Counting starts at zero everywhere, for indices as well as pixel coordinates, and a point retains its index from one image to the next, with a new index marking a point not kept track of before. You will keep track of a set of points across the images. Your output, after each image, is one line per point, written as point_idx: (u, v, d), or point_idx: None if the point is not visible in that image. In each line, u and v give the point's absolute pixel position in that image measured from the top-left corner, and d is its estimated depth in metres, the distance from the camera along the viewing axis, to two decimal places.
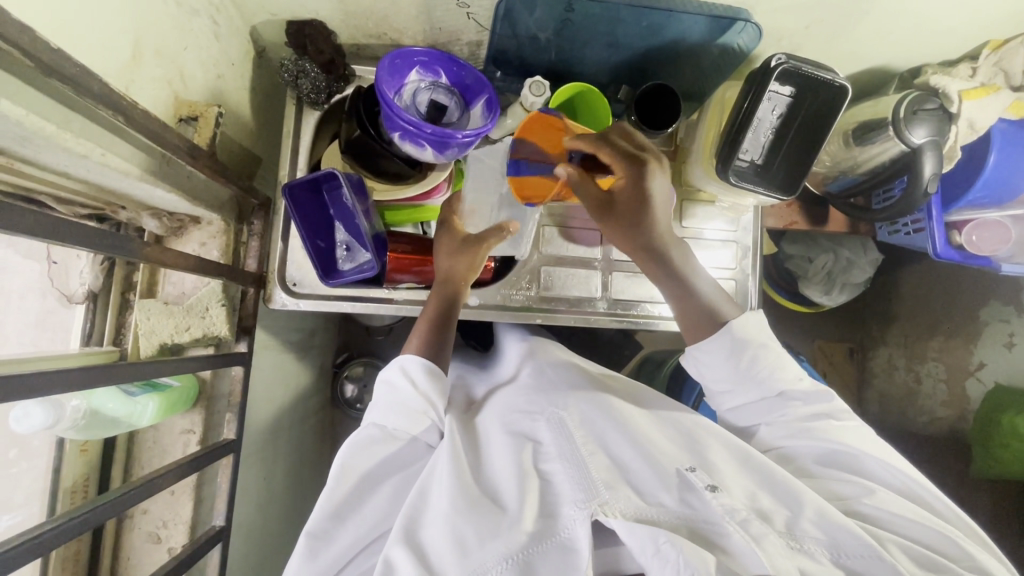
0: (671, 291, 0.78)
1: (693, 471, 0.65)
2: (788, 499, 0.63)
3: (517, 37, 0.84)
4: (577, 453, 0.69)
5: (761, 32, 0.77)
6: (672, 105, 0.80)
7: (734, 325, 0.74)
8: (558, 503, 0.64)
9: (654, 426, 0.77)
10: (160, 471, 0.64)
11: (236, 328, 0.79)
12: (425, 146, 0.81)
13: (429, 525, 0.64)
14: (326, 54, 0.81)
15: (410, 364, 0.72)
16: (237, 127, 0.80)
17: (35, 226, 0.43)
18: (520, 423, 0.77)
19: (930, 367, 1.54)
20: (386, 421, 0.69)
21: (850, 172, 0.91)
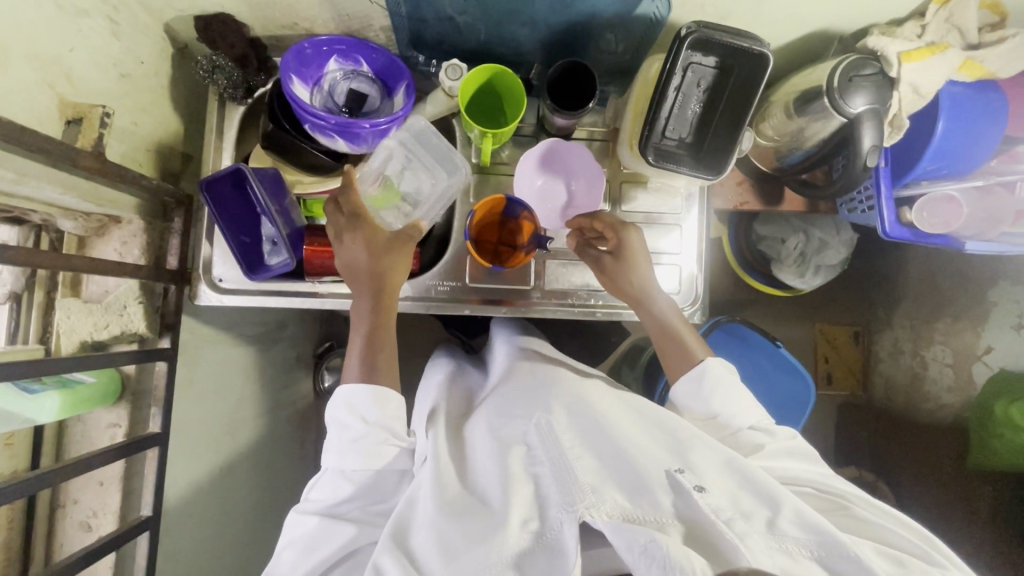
0: (650, 323, 0.87)
1: (681, 471, 0.64)
2: (767, 497, 0.62)
3: (428, 19, 0.81)
4: (563, 456, 0.68)
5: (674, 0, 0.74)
6: (587, 82, 0.77)
7: (709, 363, 0.83)
8: (544, 501, 0.66)
9: (641, 426, 0.75)
10: (74, 462, 0.68)
11: (158, 325, 0.81)
12: (335, 137, 0.81)
13: (417, 532, 0.67)
14: (238, 48, 0.81)
15: (356, 399, 0.75)
16: (152, 127, 0.81)
17: None
18: (508, 427, 0.77)
19: (936, 352, 1.44)
20: (344, 465, 0.73)
21: (799, 147, 0.84)
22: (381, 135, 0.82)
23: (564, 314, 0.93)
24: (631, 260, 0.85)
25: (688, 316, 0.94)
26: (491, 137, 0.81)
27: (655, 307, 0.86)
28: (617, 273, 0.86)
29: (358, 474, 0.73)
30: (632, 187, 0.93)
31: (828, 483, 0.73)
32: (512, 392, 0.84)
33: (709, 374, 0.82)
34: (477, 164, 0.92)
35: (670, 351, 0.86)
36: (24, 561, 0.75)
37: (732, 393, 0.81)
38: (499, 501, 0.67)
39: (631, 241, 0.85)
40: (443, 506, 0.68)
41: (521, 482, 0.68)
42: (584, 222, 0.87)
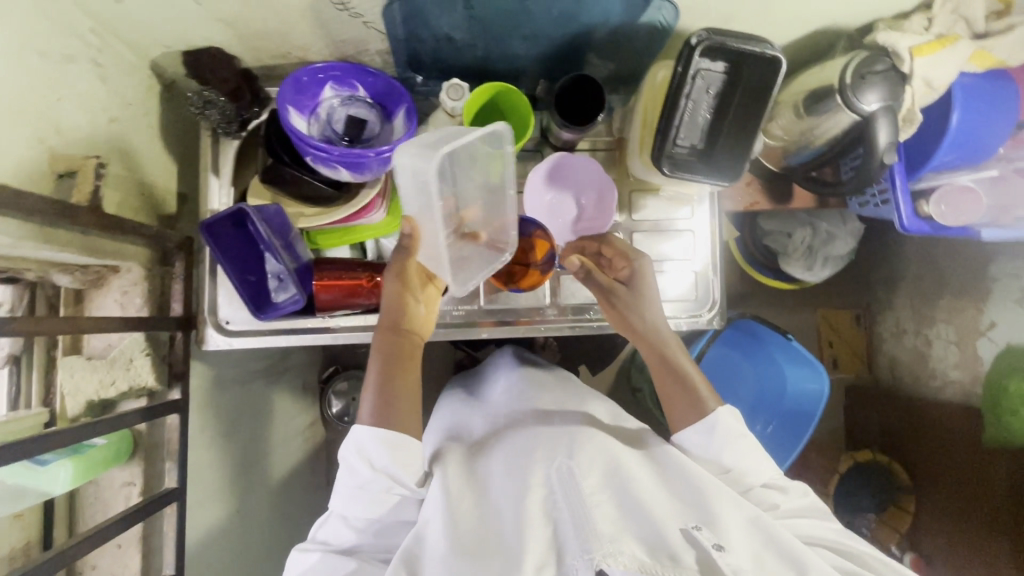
0: (656, 366, 0.81)
1: (698, 529, 0.65)
2: (789, 560, 0.65)
3: (426, 40, 0.78)
4: (584, 501, 0.66)
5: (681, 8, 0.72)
6: (595, 94, 0.75)
7: (721, 415, 0.76)
8: (560, 548, 0.64)
9: (661, 476, 0.74)
10: (96, 530, 0.65)
11: (167, 376, 0.78)
12: (339, 167, 0.78)
13: (427, 569, 0.64)
14: (231, 81, 0.79)
15: (365, 440, 0.69)
16: (145, 170, 0.77)
17: None
18: (526, 465, 0.72)
19: (940, 330, 1.45)
20: (347, 510, 0.71)
21: (809, 145, 0.83)
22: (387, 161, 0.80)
23: (582, 329, 0.92)
24: (643, 292, 0.81)
25: (708, 322, 0.93)
26: None
27: (663, 347, 0.81)
28: (628, 305, 0.82)
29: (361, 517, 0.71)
30: (642, 195, 0.92)
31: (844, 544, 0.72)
32: (532, 430, 0.79)
33: (720, 427, 0.76)
34: None
35: (676, 397, 0.80)
36: None
37: (743, 445, 0.76)
38: (512, 545, 0.64)
39: (642, 271, 0.81)
40: (456, 542, 0.65)
41: (540, 524, 0.66)
42: (593, 245, 0.84)
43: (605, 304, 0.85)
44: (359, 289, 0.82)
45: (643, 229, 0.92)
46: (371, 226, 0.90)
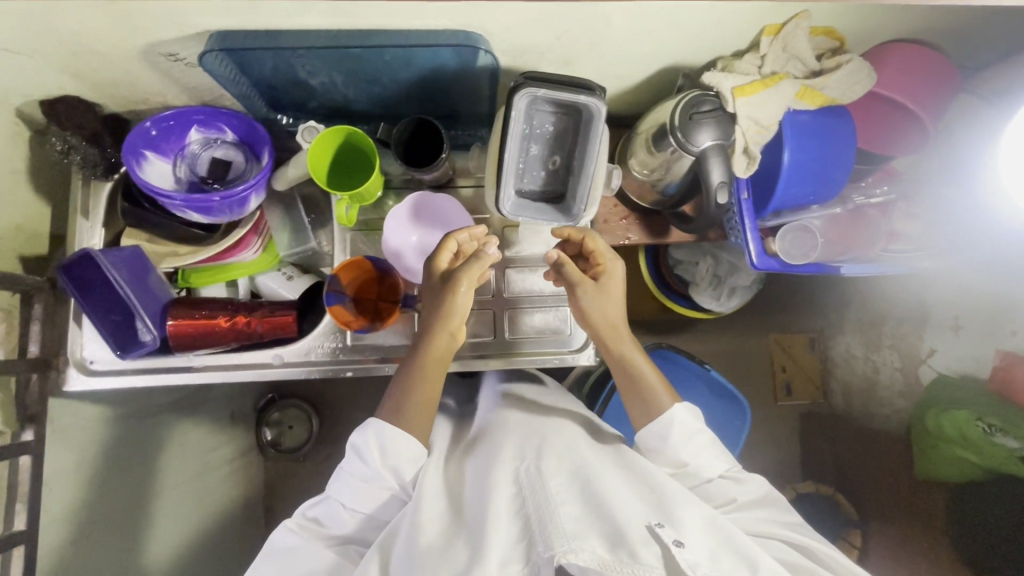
0: (619, 365, 0.81)
1: (661, 524, 0.64)
2: (749, 559, 0.63)
3: (276, 85, 0.79)
4: (549, 503, 0.67)
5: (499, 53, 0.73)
6: (437, 136, 0.76)
7: (677, 414, 0.76)
8: (525, 547, 0.64)
9: (625, 472, 0.73)
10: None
11: (20, 418, 0.78)
12: (189, 210, 0.79)
13: (398, 562, 0.67)
14: (88, 128, 0.81)
15: (372, 440, 0.74)
16: (5, 213, 0.79)
17: None
18: (499, 469, 0.73)
19: (886, 356, 1.35)
20: (346, 500, 0.75)
21: (670, 179, 0.82)
22: (241, 204, 0.81)
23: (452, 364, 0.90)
24: (610, 290, 0.79)
25: (584, 357, 0.92)
26: (348, 197, 0.80)
27: (626, 347, 0.81)
28: (591, 301, 0.79)
29: (355, 507, 0.75)
30: (515, 231, 0.92)
31: (799, 540, 0.72)
32: (511, 433, 0.80)
33: (675, 430, 0.76)
34: (363, 222, 0.91)
35: (634, 398, 0.80)
36: None
37: (699, 443, 0.77)
38: (476, 542, 0.65)
39: (615, 272, 0.80)
40: (429, 544, 0.67)
41: (505, 522, 0.66)
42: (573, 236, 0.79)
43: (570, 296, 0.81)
44: (216, 328, 0.84)
45: (516, 262, 0.93)
46: (243, 264, 0.91)
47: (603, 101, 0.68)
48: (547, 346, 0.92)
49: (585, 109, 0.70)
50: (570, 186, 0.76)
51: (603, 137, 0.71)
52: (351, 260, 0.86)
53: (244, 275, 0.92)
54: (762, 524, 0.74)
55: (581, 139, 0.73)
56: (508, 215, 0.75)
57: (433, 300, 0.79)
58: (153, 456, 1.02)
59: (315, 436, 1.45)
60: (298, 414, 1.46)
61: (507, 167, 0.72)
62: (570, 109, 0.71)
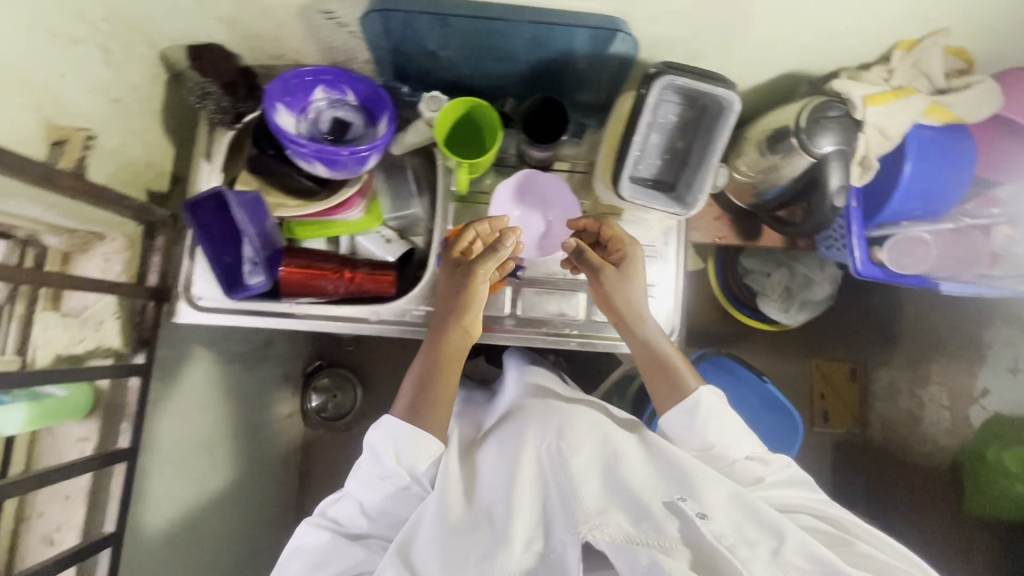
0: (640, 349, 0.85)
1: (684, 498, 0.67)
2: (773, 526, 0.65)
3: (410, 53, 0.83)
4: (571, 482, 0.70)
5: (637, 40, 0.74)
6: (560, 116, 0.78)
7: (701, 389, 0.80)
8: (547, 522, 0.69)
9: (648, 453, 0.75)
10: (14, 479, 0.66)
11: (135, 341, 0.82)
12: (315, 162, 0.82)
13: (423, 545, 0.70)
14: (227, 77, 0.85)
15: (390, 426, 0.76)
16: (142, 147, 0.84)
17: None
18: (519, 445, 0.76)
19: (933, 393, 1.36)
20: (367, 497, 0.76)
21: (776, 181, 0.83)
22: (362, 162, 0.83)
23: (537, 341, 0.93)
24: (631, 274, 0.85)
25: None
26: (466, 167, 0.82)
27: (648, 329, 0.85)
28: (616, 285, 0.85)
29: (380, 505, 0.76)
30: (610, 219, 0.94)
31: (823, 508, 0.75)
32: (526, 412, 0.82)
33: (703, 405, 0.79)
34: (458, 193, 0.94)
35: (660, 379, 0.83)
36: None
37: (724, 422, 0.80)
38: (505, 523, 0.69)
39: (636, 256, 0.86)
40: (460, 521, 0.71)
41: (527, 504, 0.70)
42: (592, 226, 0.88)
43: (594, 281, 0.87)
44: (324, 281, 0.87)
45: None
46: (347, 223, 0.95)
47: (737, 95, 0.70)
48: None
49: (716, 103, 0.72)
50: (689, 178, 0.78)
51: (733, 131, 0.72)
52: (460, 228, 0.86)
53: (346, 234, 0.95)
54: (790, 497, 0.76)
55: (709, 133, 0.75)
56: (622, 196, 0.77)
57: (456, 285, 0.83)
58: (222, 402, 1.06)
59: (360, 405, 1.49)
60: (349, 384, 1.50)
61: (632, 148, 0.75)
62: (700, 101, 0.73)
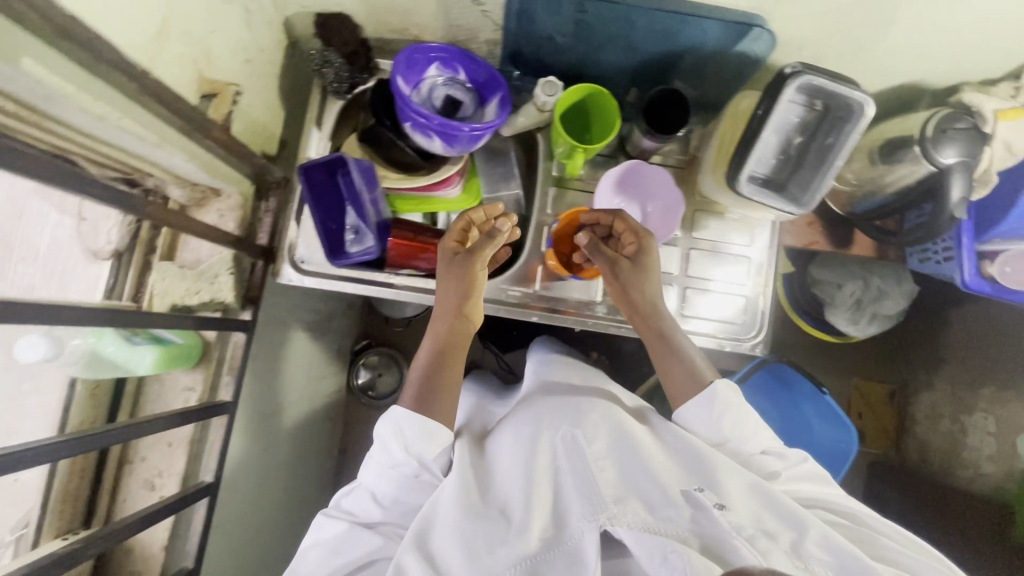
0: (655, 347, 0.83)
1: (701, 489, 0.66)
2: (793, 518, 0.64)
3: (534, 37, 0.84)
4: (588, 470, 0.70)
5: (778, 40, 0.75)
6: (682, 109, 0.79)
7: (716, 386, 0.77)
8: (562, 513, 0.68)
9: (667, 451, 0.75)
10: (97, 430, 0.59)
11: (243, 298, 0.84)
12: (433, 137, 0.83)
13: (439, 533, 0.67)
14: (350, 46, 0.86)
15: (400, 417, 0.73)
16: (263, 110, 0.85)
17: (43, 170, 0.46)
18: (536, 435, 0.76)
19: (979, 420, 1.31)
20: (376, 487, 0.74)
21: (878, 192, 0.88)
22: (477, 140, 0.84)
23: (625, 331, 0.94)
24: (649, 269, 0.82)
25: (748, 348, 0.95)
26: (579, 150, 0.84)
27: (660, 327, 0.83)
28: (632, 281, 0.82)
29: (391, 497, 0.74)
30: (706, 216, 0.95)
31: (843, 505, 0.74)
32: (542, 407, 0.82)
33: (720, 397, 0.77)
34: (557, 178, 0.95)
35: (674, 377, 0.81)
36: (87, 519, 0.76)
37: (743, 416, 0.77)
38: (520, 511, 0.68)
39: (652, 249, 0.83)
40: (476, 506, 0.69)
41: (541, 492, 0.70)
42: (607, 219, 0.85)
43: (608, 277, 0.84)
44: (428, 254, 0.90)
45: (703, 246, 0.95)
46: (446, 200, 0.97)
47: (871, 100, 0.70)
48: (716, 330, 0.94)
49: (844, 107, 0.73)
50: (804, 179, 0.80)
51: (862, 134, 0.72)
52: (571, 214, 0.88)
53: (444, 210, 0.97)
54: (809, 492, 0.75)
55: (834, 134, 0.75)
56: (739, 192, 0.79)
57: (456, 273, 0.81)
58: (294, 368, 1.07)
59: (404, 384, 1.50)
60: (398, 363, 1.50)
61: (756, 146, 0.76)
62: (828, 102, 0.74)
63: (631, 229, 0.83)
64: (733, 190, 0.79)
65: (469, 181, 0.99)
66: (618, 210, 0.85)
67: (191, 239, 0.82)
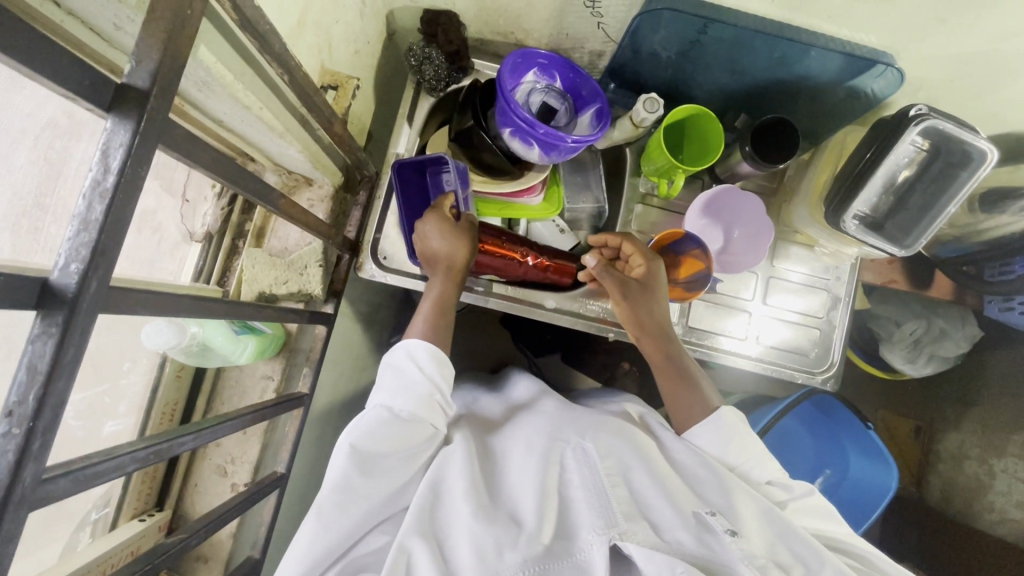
0: (665, 368, 0.77)
1: (712, 513, 0.59)
2: (807, 553, 0.58)
3: (639, 53, 0.82)
4: (599, 482, 0.60)
5: (902, 77, 0.74)
6: (788, 138, 0.80)
7: (725, 410, 0.71)
8: (575, 526, 0.57)
9: (678, 471, 0.66)
10: (209, 422, 0.56)
11: (327, 291, 0.82)
12: (533, 145, 0.80)
13: (445, 529, 0.56)
14: (454, 45, 0.84)
15: (416, 346, 0.65)
16: (364, 102, 0.85)
17: (228, 171, 0.44)
18: (545, 435, 0.66)
19: (1010, 464, 1.19)
20: (393, 402, 0.61)
21: (968, 239, 0.91)
22: (574, 151, 0.81)
23: (694, 354, 0.91)
24: (655, 290, 0.79)
25: (820, 381, 0.93)
26: (678, 170, 0.84)
27: (666, 345, 0.77)
28: (638, 301, 0.78)
29: (407, 416, 0.60)
30: (788, 245, 0.95)
31: (859, 548, 0.66)
32: (551, 411, 0.72)
33: (726, 421, 0.70)
34: (643, 194, 0.95)
35: (682, 393, 0.75)
36: (159, 500, 0.76)
37: (753, 445, 0.70)
38: (531, 512, 0.57)
39: (656, 270, 0.79)
40: (478, 505, 0.57)
41: (551, 495, 0.59)
42: (613, 240, 0.81)
43: (614, 296, 0.79)
44: (513, 262, 0.85)
45: (777, 275, 0.94)
46: (528, 208, 0.93)
47: (995, 148, 0.70)
48: (789, 362, 0.93)
49: (962, 154, 0.73)
50: (907, 221, 0.80)
51: (980, 184, 0.73)
52: (666, 233, 0.85)
53: (526, 218, 0.93)
54: (823, 526, 0.67)
55: (950, 178, 0.75)
56: (843, 229, 0.79)
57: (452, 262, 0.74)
58: (350, 361, 1.05)
59: None
60: None
61: (868, 185, 0.77)
62: (945, 146, 0.73)
63: (633, 248, 0.80)
64: (834, 224, 0.80)
65: (550, 190, 0.94)
66: (626, 233, 0.82)
67: (280, 226, 0.82)
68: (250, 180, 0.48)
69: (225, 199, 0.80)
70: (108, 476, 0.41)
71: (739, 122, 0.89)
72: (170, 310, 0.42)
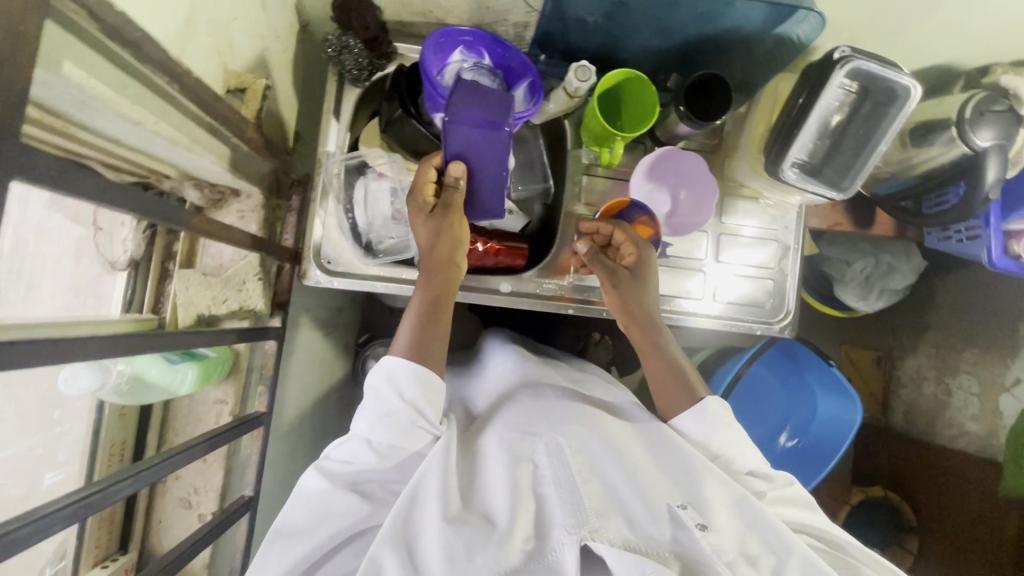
0: (651, 355, 0.76)
1: (683, 506, 0.59)
2: (776, 540, 0.59)
3: (564, 20, 0.80)
4: (573, 480, 0.60)
5: (824, 21, 0.73)
6: (720, 93, 0.79)
7: (709, 400, 0.71)
8: (547, 520, 0.58)
9: (651, 459, 0.66)
10: (164, 454, 0.54)
11: (271, 303, 0.78)
12: None
13: (417, 532, 0.56)
14: (370, 30, 0.80)
15: (396, 367, 0.61)
16: (283, 102, 0.80)
17: (118, 198, 0.41)
18: (523, 433, 0.65)
19: (962, 381, 1.25)
20: (373, 434, 0.60)
21: (902, 175, 0.93)
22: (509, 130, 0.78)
23: None
24: (648, 281, 0.78)
25: (778, 331, 0.95)
26: (617, 137, 0.82)
27: (660, 337, 0.76)
28: (629, 291, 0.78)
29: (388, 449, 0.60)
30: (735, 200, 0.95)
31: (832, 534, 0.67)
32: (529, 402, 0.70)
33: (710, 412, 0.70)
34: (587, 165, 0.92)
35: (667, 385, 0.74)
36: (122, 543, 0.73)
37: (734, 433, 0.70)
38: (503, 512, 0.57)
39: (650, 261, 0.79)
40: (449, 508, 0.57)
41: (525, 495, 0.59)
42: (602, 227, 0.81)
43: (605, 283, 0.79)
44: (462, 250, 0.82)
45: (727, 232, 0.95)
46: None
47: (917, 83, 0.71)
48: (748, 315, 0.95)
49: (888, 91, 0.74)
50: (844, 163, 0.81)
51: (908, 120, 0.74)
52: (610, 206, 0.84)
53: None
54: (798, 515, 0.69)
55: (879, 117, 0.76)
56: (782, 177, 0.79)
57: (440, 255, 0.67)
58: (311, 370, 1.02)
59: None
60: None
61: (805, 130, 0.76)
62: (872, 87, 0.74)
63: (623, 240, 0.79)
64: (772, 173, 0.80)
65: None
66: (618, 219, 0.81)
67: (211, 243, 0.78)
68: (148, 202, 0.44)
69: (145, 222, 0.75)
70: (38, 536, 0.39)
71: (671, 82, 0.87)
72: (74, 356, 0.39)
